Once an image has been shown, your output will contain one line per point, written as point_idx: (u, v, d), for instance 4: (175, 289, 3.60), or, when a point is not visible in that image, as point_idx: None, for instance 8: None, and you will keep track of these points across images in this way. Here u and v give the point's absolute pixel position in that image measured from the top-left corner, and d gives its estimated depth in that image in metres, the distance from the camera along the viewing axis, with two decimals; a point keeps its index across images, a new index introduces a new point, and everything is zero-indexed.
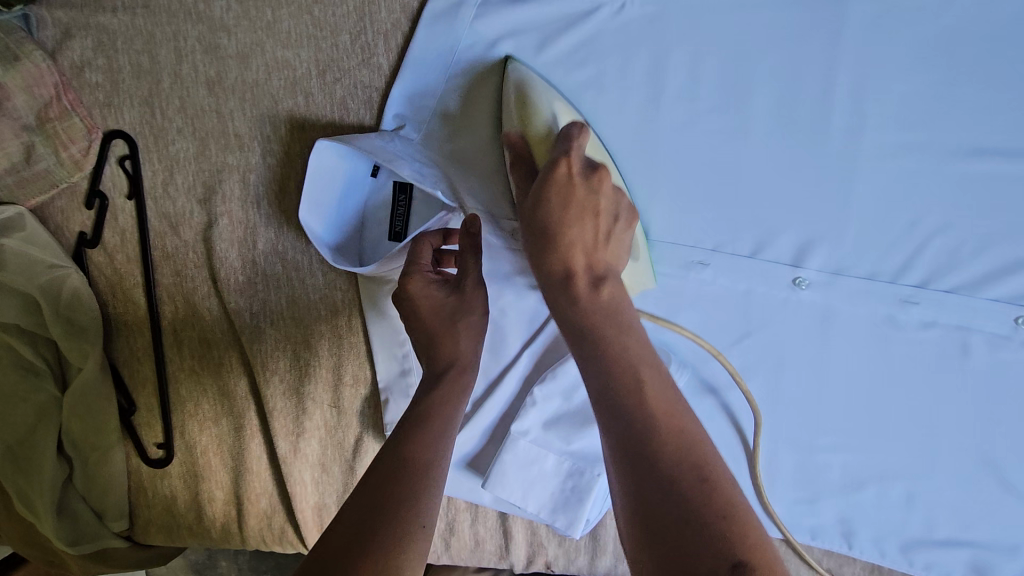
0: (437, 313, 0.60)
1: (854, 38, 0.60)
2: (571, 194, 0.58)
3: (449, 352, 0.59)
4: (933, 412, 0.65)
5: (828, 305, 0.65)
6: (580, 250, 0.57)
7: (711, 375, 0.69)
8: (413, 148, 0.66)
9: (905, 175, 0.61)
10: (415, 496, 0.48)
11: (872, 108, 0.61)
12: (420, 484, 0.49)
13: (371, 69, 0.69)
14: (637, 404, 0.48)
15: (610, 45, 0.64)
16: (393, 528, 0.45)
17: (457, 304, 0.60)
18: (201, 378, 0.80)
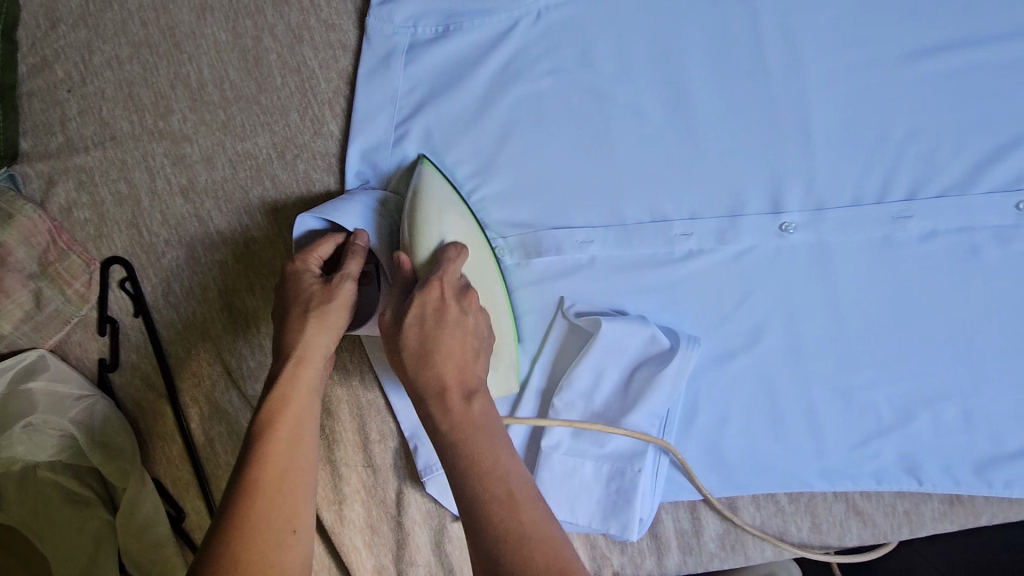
0: (297, 301, 0.61)
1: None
2: (444, 314, 0.55)
3: (297, 346, 0.59)
4: (964, 321, 0.62)
5: (821, 242, 0.63)
6: (451, 366, 0.54)
7: (727, 339, 0.67)
8: (394, 201, 0.70)
9: (859, 95, 0.61)
10: (253, 494, 0.51)
11: (807, 39, 0.61)
12: (278, 496, 0.52)
13: (324, 137, 0.72)
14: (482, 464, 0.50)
15: (538, 52, 0.66)
16: (247, 532, 0.50)
17: (321, 296, 0.60)
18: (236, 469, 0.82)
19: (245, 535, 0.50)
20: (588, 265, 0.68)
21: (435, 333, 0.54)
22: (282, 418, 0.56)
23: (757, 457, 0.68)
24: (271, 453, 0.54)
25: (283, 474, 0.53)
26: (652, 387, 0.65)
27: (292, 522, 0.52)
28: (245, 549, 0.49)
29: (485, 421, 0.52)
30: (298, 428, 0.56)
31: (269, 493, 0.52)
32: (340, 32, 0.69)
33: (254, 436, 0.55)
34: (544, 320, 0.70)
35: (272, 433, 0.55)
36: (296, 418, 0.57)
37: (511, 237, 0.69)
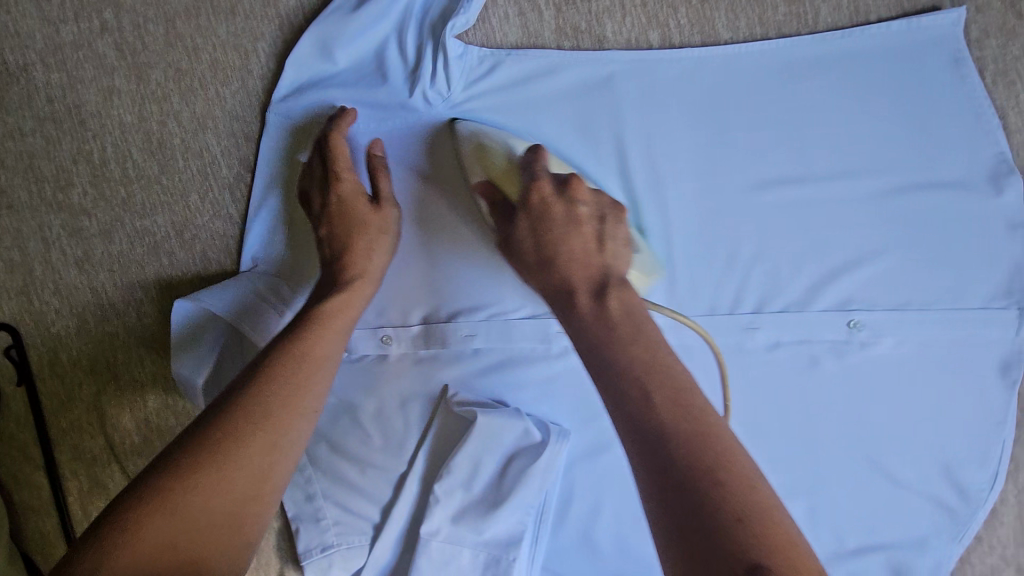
0: (346, 214, 0.66)
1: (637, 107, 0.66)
2: (549, 214, 0.62)
3: (360, 264, 0.65)
4: (808, 424, 0.67)
5: (683, 345, 0.68)
6: (576, 265, 0.59)
7: (597, 432, 0.71)
8: (284, 286, 0.71)
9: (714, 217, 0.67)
10: (278, 399, 0.55)
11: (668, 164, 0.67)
12: (315, 372, 0.57)
13: (223, 220, 0.74)
14: (654, 393, 0.48)
15: (429, 154, 0.69)
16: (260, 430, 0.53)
17: (370, 219, 0.66)
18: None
19: (238, 440, 0.52)
20: (470, 357, 0.71)
21: (547, 236, 0.61)
22: (332, 321, 0.61)
23: (627, 547, 0.71)
24: (312, 340, 0.59)
25: (324, 356, 0.59)
26: (524, 480, 0.68)
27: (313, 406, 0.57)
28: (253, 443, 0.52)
29: (638, 327, 0.53)
30: (304, 402, 0.56)
31: (216, 481, 0.49)
32: (242, 123, 0.72)
33: (253, 413, 0.53)
34: (428, 406, 0.73)
35: (320, 332, 0.60)
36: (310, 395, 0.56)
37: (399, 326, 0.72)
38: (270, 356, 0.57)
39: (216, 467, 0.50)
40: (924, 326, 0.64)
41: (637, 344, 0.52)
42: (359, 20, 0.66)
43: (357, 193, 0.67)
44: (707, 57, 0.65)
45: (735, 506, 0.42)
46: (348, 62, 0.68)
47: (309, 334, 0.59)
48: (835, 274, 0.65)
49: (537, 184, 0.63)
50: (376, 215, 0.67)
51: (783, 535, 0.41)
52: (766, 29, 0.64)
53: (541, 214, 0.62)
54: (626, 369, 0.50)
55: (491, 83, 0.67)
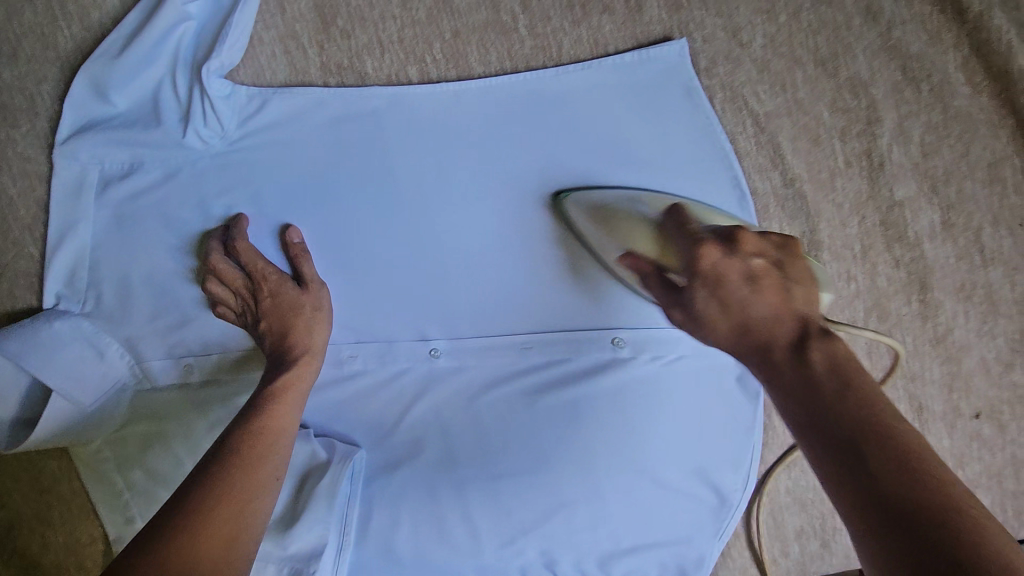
0: (283, 306, 0.68)
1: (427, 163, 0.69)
2: (727, 295, 0.51)
3: (305, 341, 0.67)
4: (582, 435, 0.71)
5: (464, 366, 0.73)
6: (821, 348, 0.46)
7: (392, 449, 0.75)
8: (84, 322, 0.74)
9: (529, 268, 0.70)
10: (250, 463, 0.57)
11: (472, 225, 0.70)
12: (273, 444, 0.59)
13: (26, 258, 0.76)
14: (858, 406, 0.41)
15: (214, 190, 0.72)
16: (241, 491, 0.54)
17: (303, 300, 0.69)
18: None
19: (217, 506, 0.52)
20: None
21: (746, 304, 0.49)
22: (288, 392, 0.63)
23: (426, 558, 0.75)
24: (275, 412, 0.61)
25: (280, 429, 0.61)
26: (313, 499, 0.71)
27: (275, 472, 0.58)
28: (228, 508, 0.53)
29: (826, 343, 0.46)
30: (278, 443, 0.60)
31: (207, 539, 0.50)
32: (35, 164, 0.74)
33: (244, 456, 0.57)
34: None
35: (276, 401, 0.62)
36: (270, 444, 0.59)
37: (202, 355, 0.76)
38: (234, 428, 0.59)
39: (220, 498, 0.53)
40: (677, 342, 0.70)
41: (826, 367, 0.44)
42: (128, 63, 0.68)
43: (284, 279, 0.69)
44: (464, 91, 0.67)
45: (906, 452, 0.39)
46: (126, 103, 0.70)
47: (273, 405, 0.62)
48: (611, 298, 0.70)
49: (704, 245, 0.53)
50: (309, 297, 0.69)
51: (947, 478, 0.37)
52: (516, 60, 0.67)
53: (718, 282, 0.51)
54: (784, 395, 0.45)
55: (262, 120, 0.70)
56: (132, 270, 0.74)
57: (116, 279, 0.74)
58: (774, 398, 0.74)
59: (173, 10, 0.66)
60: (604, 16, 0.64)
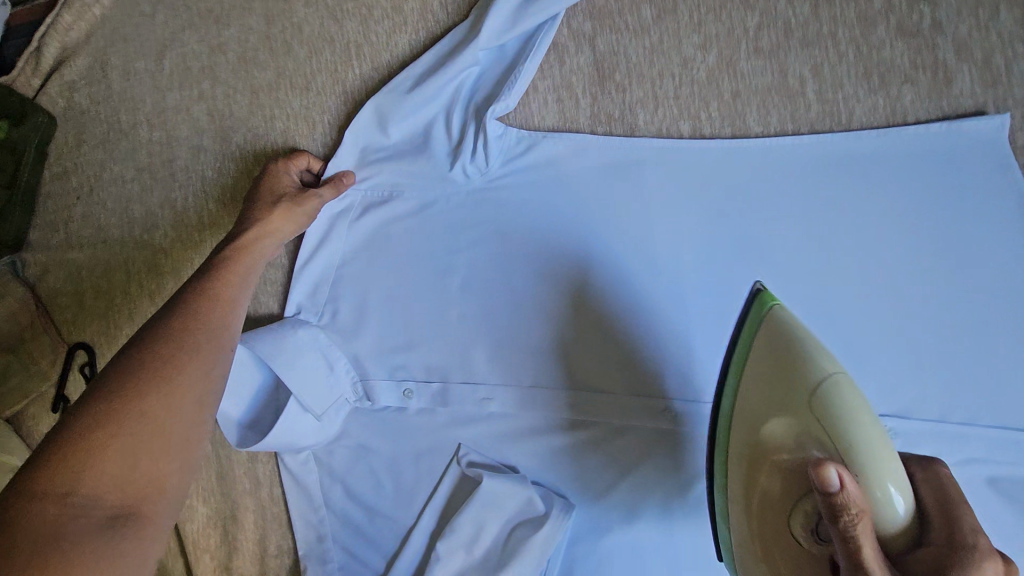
0: (272, 193, 0.75)
1: (782, 206, 0.65)
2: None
3: (270, 227, 0.72)
4: None
5: (696, 434, 0.67)
6: None
7: (602, 511, 0.70)
8: (321, 334, 0.78)
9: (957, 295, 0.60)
10: (200, 344, 0.58)
11: (893, 231, 0.61)
12: (225, 327, 0.62)
13: (276, 267, 0.82)
14: None
15: (466, 222, 0.74)
16: (187, 374, 0.55)
17: (287, 194, 0.75)
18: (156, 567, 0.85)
19: (149, 383, 0.53)
20: (485, 420, 0.73)
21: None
22: (238, 266, 0.67)
23: None
24: (224, 286, 0.65)
25: (225, 317, 0.63)
26: (523, 551, 0.68)
27: (227, 350, 0.61)
28: (158, 388, 0.53)
29: None
30: (211, 406, 0.56)
31: (141, 429, 0.50)
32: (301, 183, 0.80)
33: (190, 347, 0.57)
34: (439, 463, 0.75)
35: (225, 275, 0.66)
36: (200, 402, 0.55)
37: (420, 381, 0.75)
38: (174, 309, 0.61)
39: (157, 394, 0.53)
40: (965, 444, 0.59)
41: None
42: (412, 99, 0.73)
43: (287, 178, 0.77)
44: (738, 148, 0.66)
45: None
46: (399, 135, 0.75)
47: (218, 284, 0.64)
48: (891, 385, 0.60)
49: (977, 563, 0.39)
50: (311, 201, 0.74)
51: None
52: (796, 125, 0.66)
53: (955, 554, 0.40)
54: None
55: (526, 161, 0.72)
56: (374, 289, 0.77)
57: (357, 297, 0.78)
58: None
59: (471, 55, 0.70)
60: (907, 86, 0.63)
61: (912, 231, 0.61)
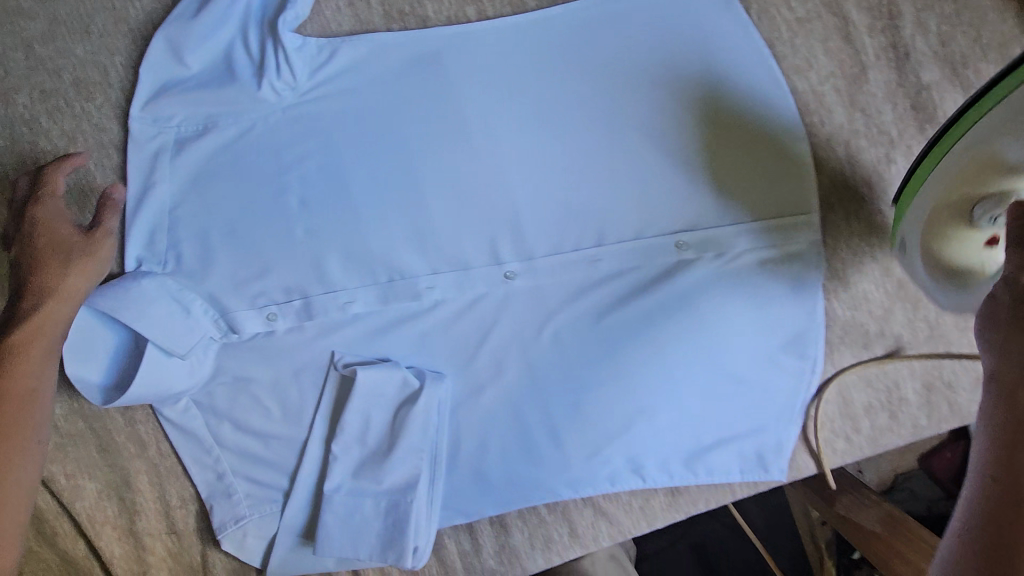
0: (53, 245, 0.71)
1: (563, 73, 0.75)
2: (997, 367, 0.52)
3: (60, 284, 0.69)
4: (653, 341, 0.76)
5: (537, 285, 0.76)
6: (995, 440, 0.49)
7: (475, 373, 0.78)
8: (169, 280, 0.77)
9: (714, 107, 0.74)
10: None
11: (660, 63, 0.74)
12: (31, 401, 0.65)
13: None
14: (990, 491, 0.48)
15: (289, 139, 0.76)
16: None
17: (73, 242, 0.71)
18: (54, 558, 0.81)
19: None
20: (353, 322, 0.78)
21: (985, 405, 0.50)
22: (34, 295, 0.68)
23: (515, 479, 0.78)
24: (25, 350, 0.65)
25: (33, 387, 0.65)
26: (408, 425, 0.75)
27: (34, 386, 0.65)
28: None
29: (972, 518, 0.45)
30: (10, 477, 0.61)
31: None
32: (108, 133, 0.77)
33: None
34: (320, 373, 0.79)
35: (23, 354, 0.65)
36: (2, 478, 0.61)
37: (283, 302, 0.78)
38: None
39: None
40: (736, 239, 0.74)
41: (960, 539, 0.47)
42: (203, 23, 0.73)
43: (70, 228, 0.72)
44: (519, 24, 0.75)
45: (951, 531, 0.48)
46: (199, 65, 0.75)
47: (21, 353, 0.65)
48: (671, 206, 0.74)
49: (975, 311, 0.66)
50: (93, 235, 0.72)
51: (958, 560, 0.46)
52: (563, 1, 0.77)
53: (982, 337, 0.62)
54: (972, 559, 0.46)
55: (332, 69, 0.75)
56: (215, 224, 0.77)
57: (198, 235, 0.77)
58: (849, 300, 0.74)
59: None
60: None
61: (665, 74, 0.74)
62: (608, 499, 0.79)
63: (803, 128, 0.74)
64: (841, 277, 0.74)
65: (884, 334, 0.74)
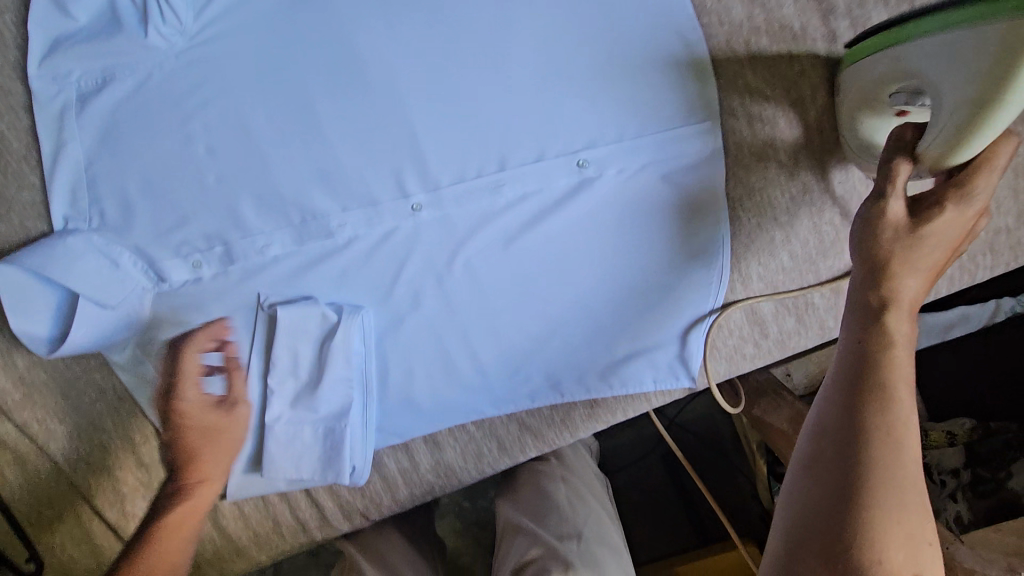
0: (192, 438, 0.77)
1: None
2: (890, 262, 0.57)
3: (202, 471, 0.77)
4: (561, 261, 0.77)
5: (445, 214, 0.77)
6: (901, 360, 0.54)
7: (394, 305, 0.81)
8: (95, 237, 0.80)
9: (609, 15, 0.70)
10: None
11: None
12: (177, 558, 0.73)
13: (28, 188, 0.81)
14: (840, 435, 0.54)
15: (185, 85, 0.76)
16: None
17: (220, 423, 0.79)
18: (43, 493, 0.91)
19: None
20: (273, 263, 0.81)
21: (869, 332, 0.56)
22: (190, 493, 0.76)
23: (442, 400, 0.83)
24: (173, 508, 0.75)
25: (178, 522, 0.74)
26: (332, 356, 0.80)
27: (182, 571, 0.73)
28: None
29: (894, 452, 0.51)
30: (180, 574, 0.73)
31: None
32: (15, 96, 0.79)
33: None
34: (250, 315, 0.83)
35: (164, 537, 0.73)
36: (172, 569, 0.72)
37: (205, 249, 0.81)
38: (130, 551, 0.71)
39: None
40: (637, 153, 0.73)
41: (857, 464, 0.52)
42: None
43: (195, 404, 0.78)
44: None
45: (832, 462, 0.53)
46: (86, 17, 0.75)
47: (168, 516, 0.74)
48: (573, 123, 0.73)
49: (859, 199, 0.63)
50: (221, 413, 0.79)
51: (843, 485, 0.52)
52: None
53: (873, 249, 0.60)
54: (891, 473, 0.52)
55: (215, 8, 0.73)
56: (128, 178, 0.79)
57: (116, 190, 0.80)
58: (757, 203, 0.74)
59: None
60: None
61: None
62: (532, 414, 0.84)
63: (698, 33, 0.70)
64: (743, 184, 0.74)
65: (789, 240, 0.74)
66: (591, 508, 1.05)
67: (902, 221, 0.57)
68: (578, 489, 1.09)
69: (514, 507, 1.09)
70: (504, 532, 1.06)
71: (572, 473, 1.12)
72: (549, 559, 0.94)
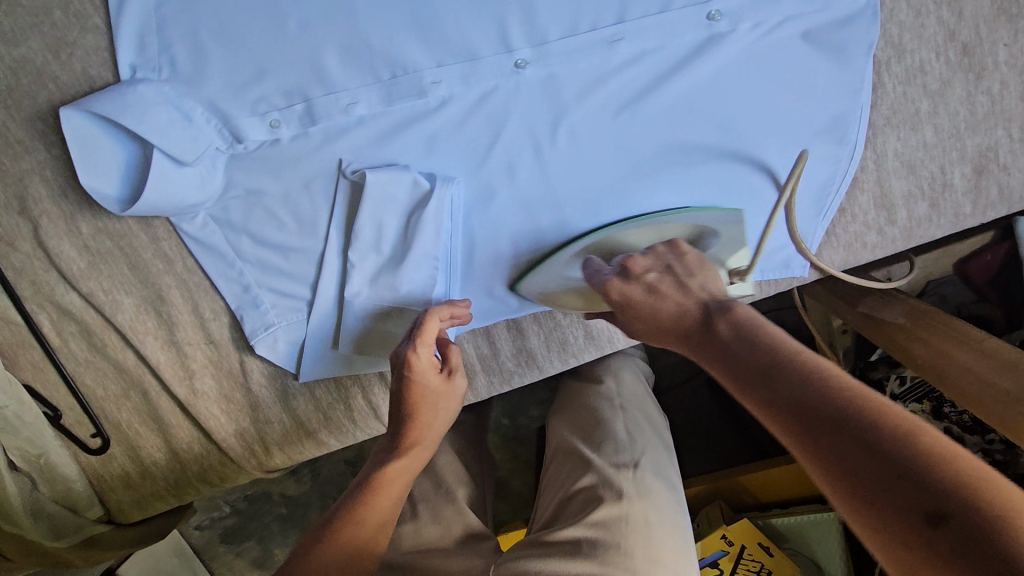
0: (426, 394, 0.72)
1: None
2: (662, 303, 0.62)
3: (433, 409, 0.73)
4: (674, 132, 0.71)
5: (550, 74, 0.70)
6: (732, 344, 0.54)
7: (487, 178, 0.75)
8: (166, 87, 0.73)
9: None
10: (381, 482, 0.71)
11: None
12: (408, 463, 0.73)
13: (92, 32, 0.75)
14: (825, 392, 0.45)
15: None
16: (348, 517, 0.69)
17: (441, 389, 0.73)
18: (111, 367, 0.89)
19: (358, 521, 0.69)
20: (358, 125, 0.74)
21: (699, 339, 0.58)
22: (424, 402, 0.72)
23: (530, 282, 0.81)
24: (415, 438, 0.73)
25: (407, 469, 0.73)
26: (421, 228, 0.75)
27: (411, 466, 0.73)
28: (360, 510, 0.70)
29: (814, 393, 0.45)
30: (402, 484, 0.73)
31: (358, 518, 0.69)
32: None
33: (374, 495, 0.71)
34: (331, 183, 0.78)
35: (393, 451, 0.73)
36: (406, 472, 0.73)
37: (284, 107, 0.74)
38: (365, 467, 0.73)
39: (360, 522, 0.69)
40: (777, 4, 0.64)
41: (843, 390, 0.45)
42: None
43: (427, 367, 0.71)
44: None
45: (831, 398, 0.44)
46: None
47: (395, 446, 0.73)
48: None
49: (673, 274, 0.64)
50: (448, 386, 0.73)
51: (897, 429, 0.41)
52: None
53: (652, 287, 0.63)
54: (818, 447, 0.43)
55: None
56: (201, 20, 0.71)
57: (187, 34, 0.72)
58: (902, 70, 0.67)
59: None
60: None
61: None
62: None
63: None
64: (895, 45, 0.66)
65: (937, 112, 0.68)
66: (649, 439, 0.95)
67: (705, 293, 0.60)
68: (636, 419, 0.97)
69: (568, 428, 1.00)
70: (555, 453, 1.00)
71: (632, 402, 1.00)
72: (601, 488, 0.88)
